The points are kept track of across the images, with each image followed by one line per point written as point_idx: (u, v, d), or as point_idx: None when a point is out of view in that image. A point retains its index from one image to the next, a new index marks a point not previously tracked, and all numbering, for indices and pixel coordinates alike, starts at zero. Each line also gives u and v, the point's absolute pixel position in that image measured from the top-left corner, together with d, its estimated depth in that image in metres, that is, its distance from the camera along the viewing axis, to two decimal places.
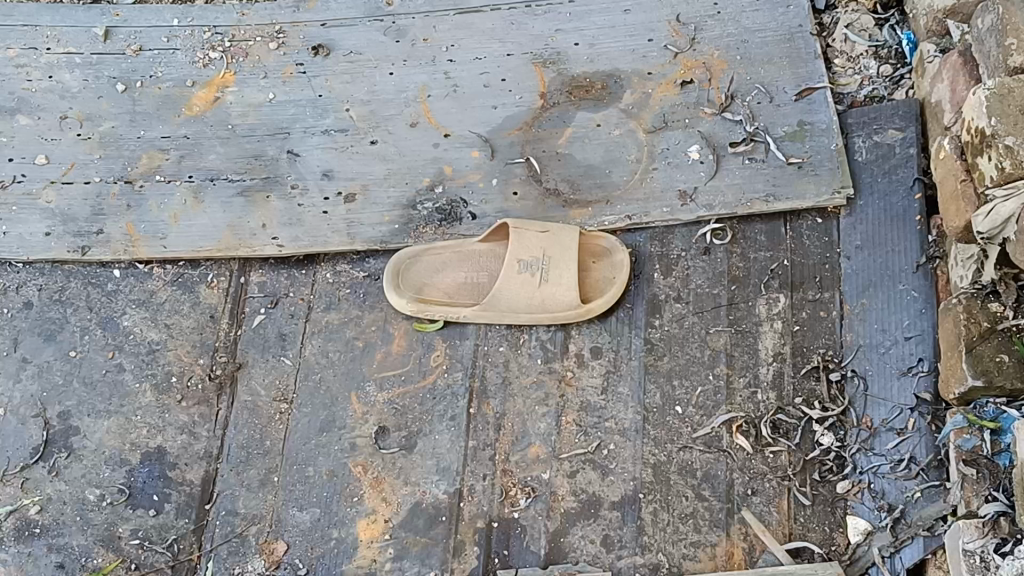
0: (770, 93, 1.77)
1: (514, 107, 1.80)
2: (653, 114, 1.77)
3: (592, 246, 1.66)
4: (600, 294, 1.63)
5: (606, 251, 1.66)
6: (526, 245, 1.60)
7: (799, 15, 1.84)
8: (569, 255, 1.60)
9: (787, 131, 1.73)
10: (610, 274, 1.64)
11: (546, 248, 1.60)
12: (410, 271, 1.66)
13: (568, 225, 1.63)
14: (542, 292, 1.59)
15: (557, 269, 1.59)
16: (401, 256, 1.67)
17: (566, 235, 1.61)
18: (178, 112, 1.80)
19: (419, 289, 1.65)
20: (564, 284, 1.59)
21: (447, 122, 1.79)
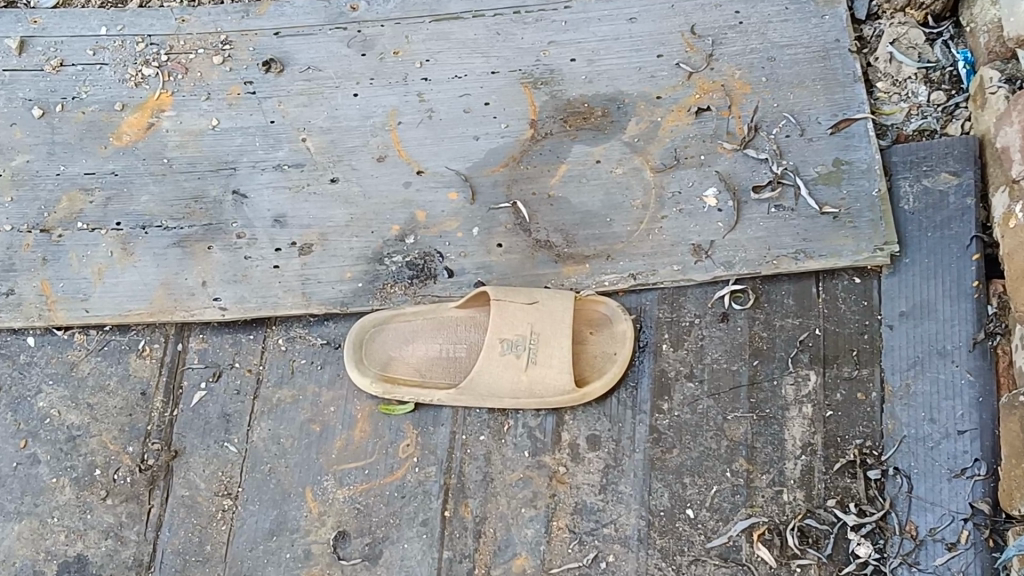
0: (801, 125, 1.50)
1: (499, 137, 1.53)
2: (663, 148, 1.50)
3: (589, 313, 1.41)
4: (598, 374, 1.38)
5: (605, 319, 1.41)
6: (511, 319, 1.34)
7: (835, 27, 1.56)
8: (562, 331, 1.34)
9: (821, 172, 1.47)
10: (610, 349, 1.39)
11: (535, 322, 1.34)
12: (375, 342, 1.41)
13: (562, 292, 1.37)
14: (529, 375, 1.34)
15: (547, 348, 1.33)
16: (364, 324, 1.41)
17: (559, 305, 1.35)
18: (103, 142, 1.54)
19: (385, 365, 1.40)
20: (556, 366, 1.34)
21: (420, 155, 1.52)
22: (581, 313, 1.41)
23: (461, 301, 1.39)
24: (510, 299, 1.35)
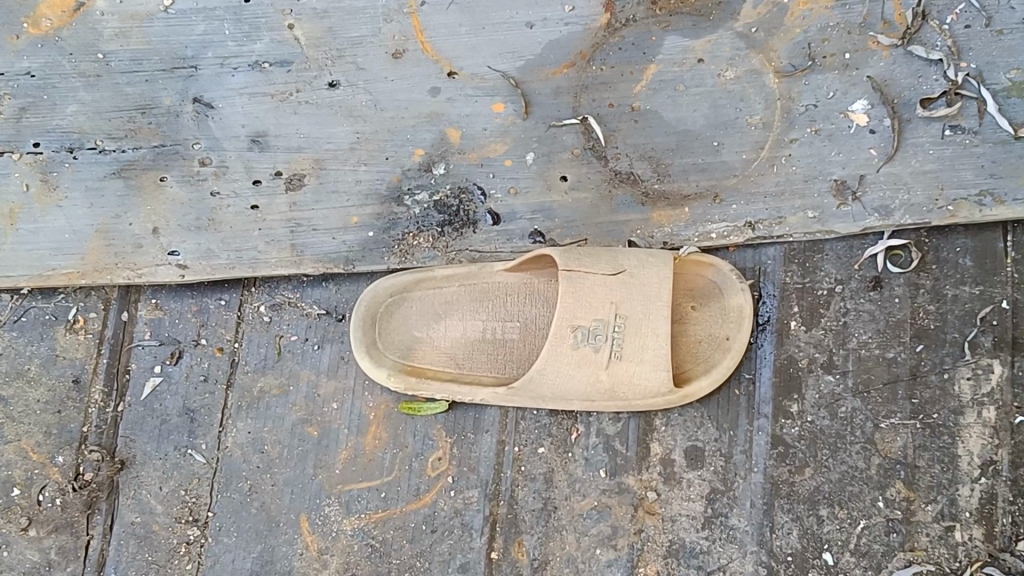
0: (987, 11, 1.05)
1: (562, 24, 1.09)
2: (791, 43, 1.07)
3: (691, 280, 1.01)
4: (704, 366, 0.99)
5: (713, 289, 1.01)
6: (585, 296, 0.94)
7: None
8: (657, 312, 0.94)
9: (1015, 79, 1.02)
10: (719, 331, 1.00)
11: (617, 299, 0.94)
12: (392, 318, 1.02)
13: (655, 254, 0.96)
14: (610, 372, 0.95)
15: (636, 336, 0.94)
16: (378, 292, 1.02)
17: (653, 275, 0.95)
18: (14, 30, 1.10)
19: (409, 350, 1.01)
20: (647, 361, 0.94)
21: (452, 51, 1.09)
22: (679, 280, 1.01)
23: (510, 264, 0.99)
24: (583, 266, 0.95)
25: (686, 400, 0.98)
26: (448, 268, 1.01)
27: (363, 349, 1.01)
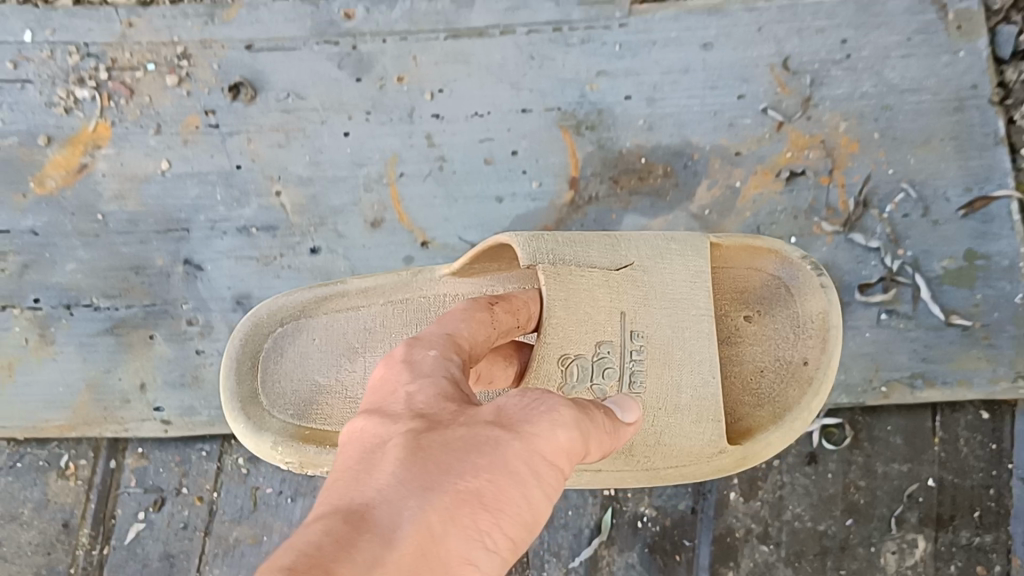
0: (923, 201, 1.15)
1: (527, 201, 1.20)
2: (742, 225, 1.17)
3: (744, 284, 0.99)
4: (775, 404, 0.95)
5: (772, 291, 0.98)
6: (611, 289, 0.89)
7: (974, 67, 1.19)
8: (697, 325, 0.91)
9: (947, 268, 1.13)
10: (787, 353, 0.96)
11: (642, 303, 0.90)
12: (283, 356, 0.99)
13: (676, 238, 0.94)
14: (648, 418, 0.88)
15: (672, 369, 0.89)
16: (261, 320, 1.00)
17: (665, 263, 0.92)
18: (21, 190, 1.23)
19: (306, 404, 0.97)
20: (686, 400, 0.89)
21: (425, 221, 1.20)
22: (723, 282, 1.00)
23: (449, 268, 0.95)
24: (589, 258, 0.90)
25: (754, 456, 0.91)
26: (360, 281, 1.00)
27: (235, 407, 0.96)
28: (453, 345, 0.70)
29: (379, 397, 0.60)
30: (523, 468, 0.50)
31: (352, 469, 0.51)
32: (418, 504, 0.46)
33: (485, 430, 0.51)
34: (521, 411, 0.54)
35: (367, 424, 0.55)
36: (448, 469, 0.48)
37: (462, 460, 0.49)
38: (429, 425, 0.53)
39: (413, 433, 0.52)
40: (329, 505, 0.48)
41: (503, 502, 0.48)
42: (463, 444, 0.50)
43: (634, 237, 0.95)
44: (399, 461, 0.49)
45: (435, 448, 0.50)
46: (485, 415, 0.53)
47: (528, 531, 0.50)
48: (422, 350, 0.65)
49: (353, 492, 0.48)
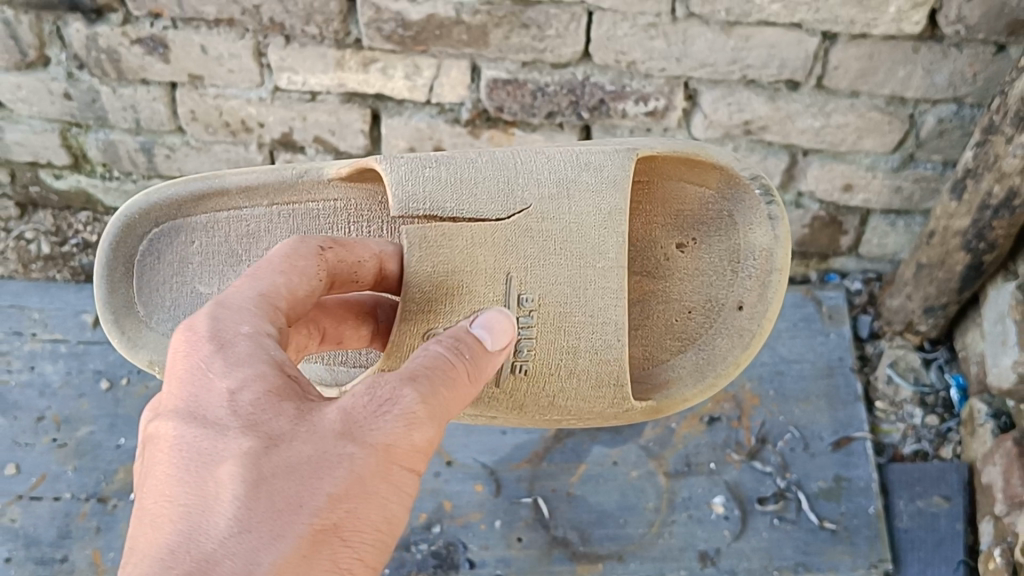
0: (805, 438, 1.62)
1: (524, 433, 1.64)
2: (676, 453, 1.61)
3: (680, 207, 1.22)
4: (699, 354, 1.21)
5: (715, 212, 1.22)
6: (500, 250, 1.10)
7: (840, 345, 1.71)
8: (600, 281, 1.10)
9: (821, 487, 1.57)
10: (723, 294, 1.22)
11: (529, 263, 1.10)
12: (165, 247, 1.31)
13: (592, 168, 1.12)
14: (544, 384, 1.12)
15: (565, 329, 1.11)
16: (133, 219, 1.28)
17: (565, 194, 1.11)
18: None
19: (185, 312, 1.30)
20: (583, 364, 1.11)
21: (450, 446, 1.63)
22: (669, 193, 1.22)
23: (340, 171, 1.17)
24: (480, 211, 1.10)
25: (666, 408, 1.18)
26: (238, 179, 1.24)
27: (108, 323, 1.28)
28: (268, 307, 0.89)
29: (207, 381, 0.79)
30: (377, 483, 0.76)
31: (204, 498, 0.73)
32: (266, 554, 0.70)
33: (334, 448, 0.75)
34: (364, 424, 0.77)
35: (209, 431, 0.76)
36: (299, 505, 0.73)
37: (307, 495, 0.73)
38: (267, 444, 0.75)
39: (252, 457, 0.74)
40: (196, 538, 0.71)
41: (354, 526, 0.74)
42: (305, 476, 0.74)
43: (550, 165, 1.13)
44: (240, 499, 0.72)
45: (275, 479, 0.73)
46: (321, 428, 0.76)
47: (382, 533, 0.77)
48: (232, 324, 0.83)
49: (210, 536, 0.71)
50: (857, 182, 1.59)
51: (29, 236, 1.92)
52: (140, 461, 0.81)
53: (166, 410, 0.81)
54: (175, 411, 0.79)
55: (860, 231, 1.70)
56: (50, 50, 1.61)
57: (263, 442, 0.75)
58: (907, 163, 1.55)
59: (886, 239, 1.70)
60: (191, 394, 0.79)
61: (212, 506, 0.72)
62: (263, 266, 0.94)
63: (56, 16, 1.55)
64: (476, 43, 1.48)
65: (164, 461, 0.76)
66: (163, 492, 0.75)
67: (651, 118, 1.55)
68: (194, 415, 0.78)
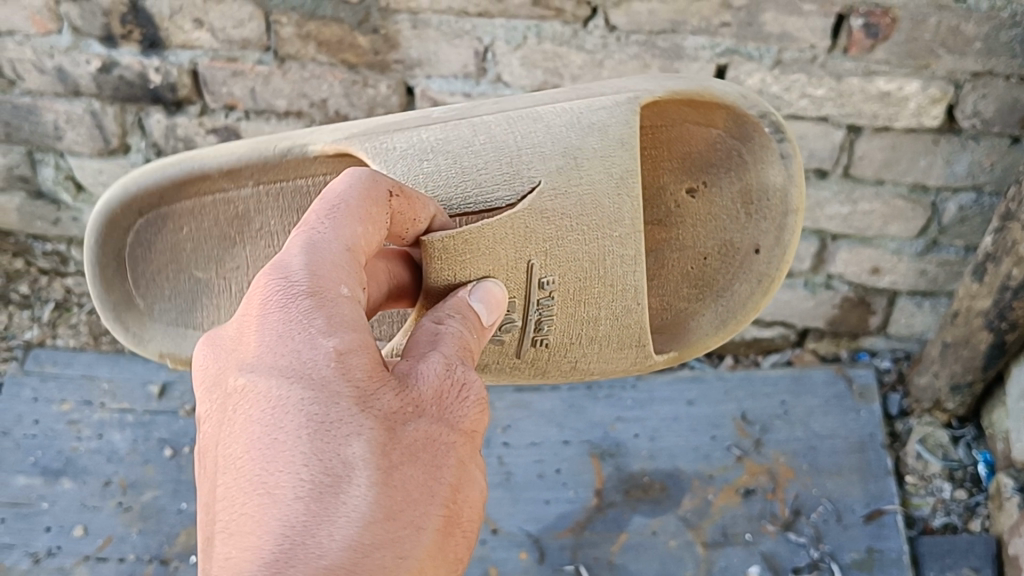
0: (837, 510, 1.67)
1: (568, 502, 1.71)
2: (713, 524, 1.67)
3: (687, 148, 1.22)
4: (718, 293, 1.29)
5: (723, 152, 1.22)
6: (522, 241, 1.08)
7: (870, 421, 1.78)
8: (619, 246, 1.13)
9: (854, 558, 1.61)
10: (737, 236, 1.26)
11: (548, 245, 1.09)
12: (160, 227, 1.28)
13: (596, 133, 1.09)
14: (576, 347, 1.21)
15: (592, 296, 1.16)
16: (130, 187, 1.22)
17: (574, 168, 1.09)
18: None
19: (192, 299, 1.36)
20: (606, 328, 1.19)
21: (497, 514, 1.70)
22: (679, 135, 1.21)
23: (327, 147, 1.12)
24: (491, 202, 1.09)
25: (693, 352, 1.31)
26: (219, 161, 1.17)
27: (113, 316, 1.36)
28: (353, 263, 0.86)
29: (313, 342, 0.77)
30: (472, 473, 0.81)
31: (338, 474, 0.72)
32: (408, 544, 0.72)
33: (441, 436, 0.79)
34: (454, 410, 0.82)
35: (328, 396, 0.74)
36: (427, 493, 0.76)
37: (429, 483, 0.76)
38: (387, 425, 0.76)
39: (380, 438, 0.75)
40: (341, 518, 0.70)
41: (461, 519, 0.79)
42: (424, 462, 0.77)
43: (546, 137, 1.09)
44: (377, 480, 0.73)
45: (403, 464, 0.75)
46: (424, 411, 0.80)
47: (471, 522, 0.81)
48: (333, 283, 0.82)
49: (355, 517, 0.70)
50: (884, 265, 1.68)
51: (100, 311, 2.05)
52: (229, 408, 0.77)
53: (257, 368, 0.77)
54: (277, 370, 0.76)
55: (887, 311, 1.78)
56: (130, 139, 1.75)
57: (384, 424, 0.76)
58: (932, 247, 1.64)
59: (913, 319, 1.78)
60: (292, 354, 0.76)
61: (345, 485, 0.71)
62: (338, 203, 0.89)
63: (139, 107, 1.69)
64: None
65: (279, 422, 0.74)
66: (276, 458, 0.72)
67: None
68: (306, 375, 0.75)
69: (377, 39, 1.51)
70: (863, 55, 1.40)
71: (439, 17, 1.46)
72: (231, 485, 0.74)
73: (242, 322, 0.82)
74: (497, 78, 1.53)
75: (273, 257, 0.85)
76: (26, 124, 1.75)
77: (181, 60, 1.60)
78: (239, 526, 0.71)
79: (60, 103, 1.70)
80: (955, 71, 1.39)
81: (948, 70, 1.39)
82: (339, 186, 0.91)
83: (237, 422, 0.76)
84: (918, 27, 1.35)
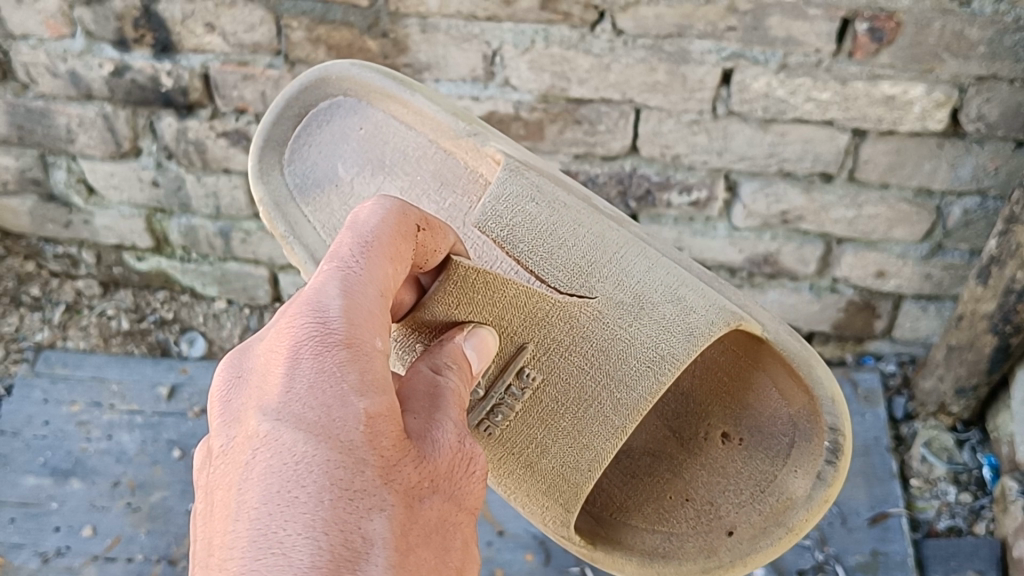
0: (842, 514, 1.67)
1: None
2: None
3: (748, 398, 1.25)
4: (662, 548, 1.23)
5: (781, 448, 1.23)
6: (534, 323, 1.13)
7: (875, 425, 1.78)
8: (615, 389, 1.15)
9: (859, 561, 1.62)
10: (726, 513, 1.23)
11: (552, 347, 1.14)
12: (346, 116, 1.48)
13: (664, 306, 1.17)
14: (521, 451, 1.18)
15: (569, 414, 1.16)
16: (335, 77, 1.46)
17: (623, 327, 1.15)
18: None
19: (311, 182, 1.45)
20: (551, 463, 1.17)
21: (502, 517, 1.71)
22: (751, 384, 1.25)
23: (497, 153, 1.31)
24: (542, 273, 1.17)
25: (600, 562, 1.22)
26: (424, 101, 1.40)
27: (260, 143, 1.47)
28: (384, 311, 0.88)
29: (345, 404, 0.76)
30: (467, 549, 0.84)
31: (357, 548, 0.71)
32: None
33: (448, 512, 0.82)
34: (462, 486, 0.85)
35: (355, 464, 0.74)
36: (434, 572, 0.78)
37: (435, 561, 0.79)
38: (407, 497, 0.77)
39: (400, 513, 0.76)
40: None
41: None
42: (433, 541, 0.79)
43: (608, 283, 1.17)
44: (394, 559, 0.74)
45: (416, 540, 0.77)
46: (440, 484, 0.82)
47: None
48: (370, 336, 0.82)
49: None
50: (889, 269, 1.69)
51: (110, 313, 2.07)
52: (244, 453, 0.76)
53: (280, 416, 0.76)
54: (303, 424, 0.75)
55: (892, 315, 1.79)
56: (142, 142, 1.77)
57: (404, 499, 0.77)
58: (936, 251, 1.65)
59: (918, 323, 1.79)
60: (323, 410, 0.76)
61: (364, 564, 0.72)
62: (372, 244, 0.91)
63: (151, 111, 1.71)
64: (533, 137, 1.61)
65: (299, 484, 0.72)
66: (292, 520, 0.71)
67: (695, 207, 1.67)
68: (337, 437, 0.75)
69: (386, 43, 1.52)
70: (868, 60, 1.42)
71: (448, 21, 1.48)
72: (238, 536, 0.71)
73: (269, 360, 0.81)
74: (505, 82, 1.54)
75: (305, 293, 0.84)
76: (39, 128, 1.77)
77: (193, 64, 1.61)
78: None
79: (73, 107, 1.71)
80: (960, 75, 1.40)
81: (953, 74, 1.40)
82: (373, 222, 0.95)
83: (253, 469, 0.75)
84: (923, 32, 1.36)
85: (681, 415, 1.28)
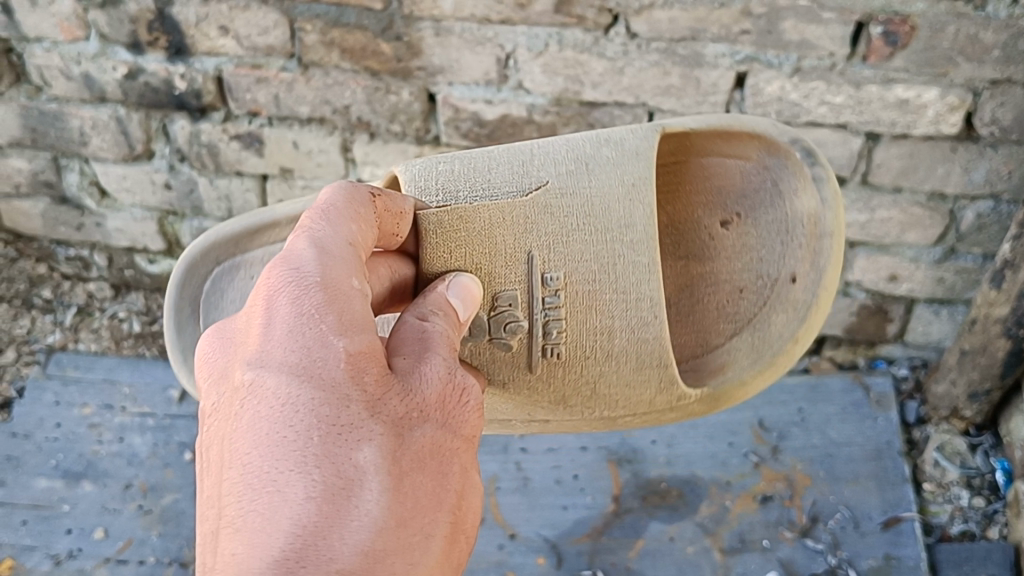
0: (855, 518, 1.67)
1: (585, 509, 1.72)
2: (731, 531, 1.67)
3: (712, 182, 1.27)
4: (756, 334, 1.25)
5: (755, 185, 1.25)
6: (521, 230, 1.12)
7: (888, 429, 1.78)
8: (622, 240, 1.13)
9: (872, 565, 1.62)
10: (774, 268, 1.24)
11: (550, 239, 1.12)
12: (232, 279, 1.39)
13: (609, 145, 1.17)
14: (577, 368, 1.17)
15: (589, 304, 1.14)
16: (196, 259, 1.40)
17: (580, 177, 1.15)
18: None
19: None
20: (620, 343, 1.16)
21: (514, 520, 1.71)
22: (714, 180, 1.27)
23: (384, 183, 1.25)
24: (495, 192, 1.14)
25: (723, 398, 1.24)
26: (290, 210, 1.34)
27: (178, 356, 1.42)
28: (353, 258, 0.91)
29: (324, 342, 0.79)
30: (476, 478, 0.84)
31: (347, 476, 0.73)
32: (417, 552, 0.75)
33: (446, 441, 0.82)
34: (456, 416, 0.84)
35: (338, 398, 0.76)
36: (435, 499, 0.79)
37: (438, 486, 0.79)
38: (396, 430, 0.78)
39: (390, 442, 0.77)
40: (353, 518, 0.72)
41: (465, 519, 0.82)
42: (432, 468, 0.79)
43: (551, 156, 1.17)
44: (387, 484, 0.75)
45: (410, 469, 0.78)
46: (432, 414, 0.82)
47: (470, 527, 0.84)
48: (343, 280, 0.85)
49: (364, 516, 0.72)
50: (901, 273, 1.69)
51: (121, 316, 2.08)
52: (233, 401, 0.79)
53: (263, 363, 0.79)
54: (285, 366, 0.78)
55: (904, 319, 1.79)
56: (155, 144, 1.77)
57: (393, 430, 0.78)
58: (949, 255, 1.64)
59: (930, 327, 1.79)
60: (303, 352, 0.79)
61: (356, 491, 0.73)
62: (331, 209, 0.95)
63: (164, 114, 1.71)
64: None
65: (284, 420, 0.75)
66: (281, 455, 0.73)
67: None
68: (319, 373, 0.77)
69: (400, 46, 1.52)
70: (882, 64, 1.42)
71: (462, 25, 1.48)
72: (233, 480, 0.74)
73: (250, 317, 0.84)
74: (519, 85, 1.55)
75: (280, 253, 0.88)
76: (52, 130, 1.77)
77: (207, 67, 1.62)
78: (244, 522, 0.72)
79: (86, 109, 1.72)
80: (974, 79, 1.40)
81: (967, 78, 1.40)
82: (325, 197, 0.98)
83: (241, 417, 0.77)
84: (936, 36, 1.36)
85: (683, 247, 1.28)
